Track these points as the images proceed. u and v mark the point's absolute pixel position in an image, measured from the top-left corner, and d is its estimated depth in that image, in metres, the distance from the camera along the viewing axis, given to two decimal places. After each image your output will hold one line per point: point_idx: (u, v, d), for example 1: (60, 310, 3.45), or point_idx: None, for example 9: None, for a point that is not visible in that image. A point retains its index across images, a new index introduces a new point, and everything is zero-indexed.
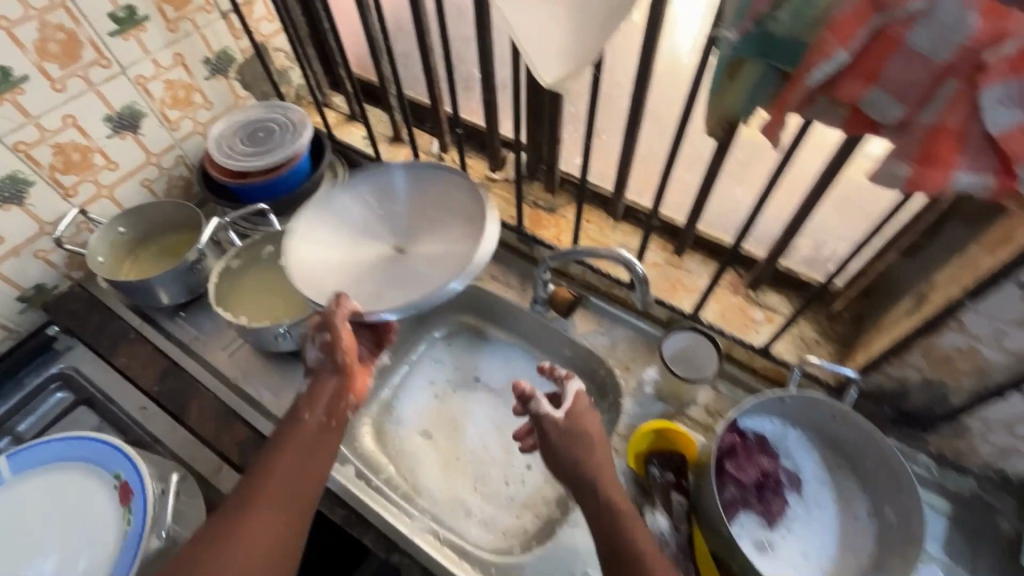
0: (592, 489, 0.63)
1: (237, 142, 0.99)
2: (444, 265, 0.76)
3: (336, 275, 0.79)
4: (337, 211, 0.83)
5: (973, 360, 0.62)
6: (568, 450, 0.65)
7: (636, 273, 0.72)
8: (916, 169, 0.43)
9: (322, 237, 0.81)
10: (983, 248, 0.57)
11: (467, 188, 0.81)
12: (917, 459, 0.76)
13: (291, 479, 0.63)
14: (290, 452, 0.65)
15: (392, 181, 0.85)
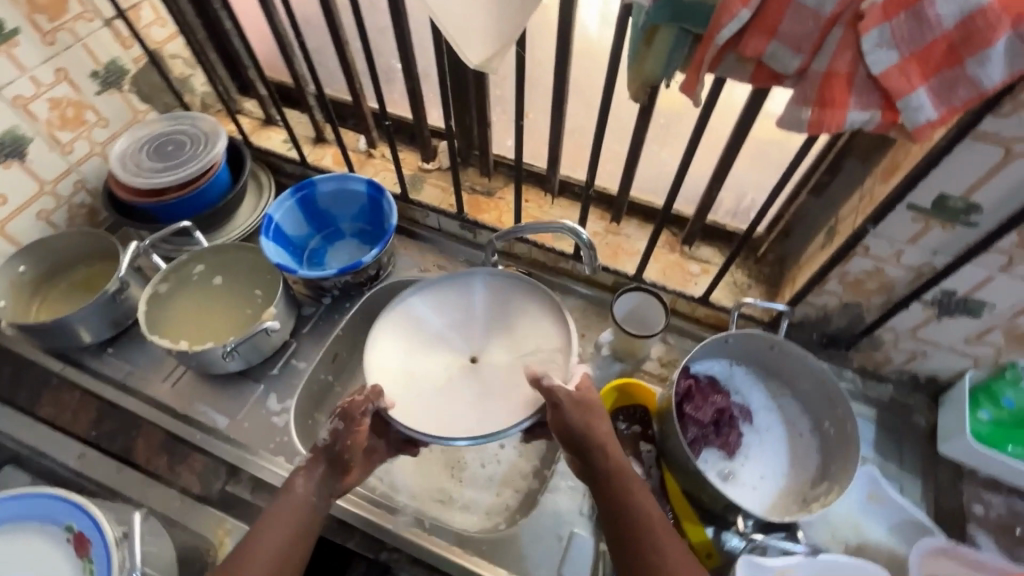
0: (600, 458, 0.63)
1: (142, 157, 0.92)
2: (512, 394, 0.71)
3: (408, 387, 0.73)
4: (414, 321, 0.77)
5: (879, 279, 0.71)
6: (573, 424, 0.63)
7: (581, 239, 0.74)
8: (815, 111, 0.48)
9: (394, 338, 0.76)
10: (876, 180, 0.64)
11: (549, 319, 0.76)
12: (843, 375, 0.85)
13: (287, 541, 0.62)
14: (284, 518, 0.63)
15: (473, 288, 0.80)
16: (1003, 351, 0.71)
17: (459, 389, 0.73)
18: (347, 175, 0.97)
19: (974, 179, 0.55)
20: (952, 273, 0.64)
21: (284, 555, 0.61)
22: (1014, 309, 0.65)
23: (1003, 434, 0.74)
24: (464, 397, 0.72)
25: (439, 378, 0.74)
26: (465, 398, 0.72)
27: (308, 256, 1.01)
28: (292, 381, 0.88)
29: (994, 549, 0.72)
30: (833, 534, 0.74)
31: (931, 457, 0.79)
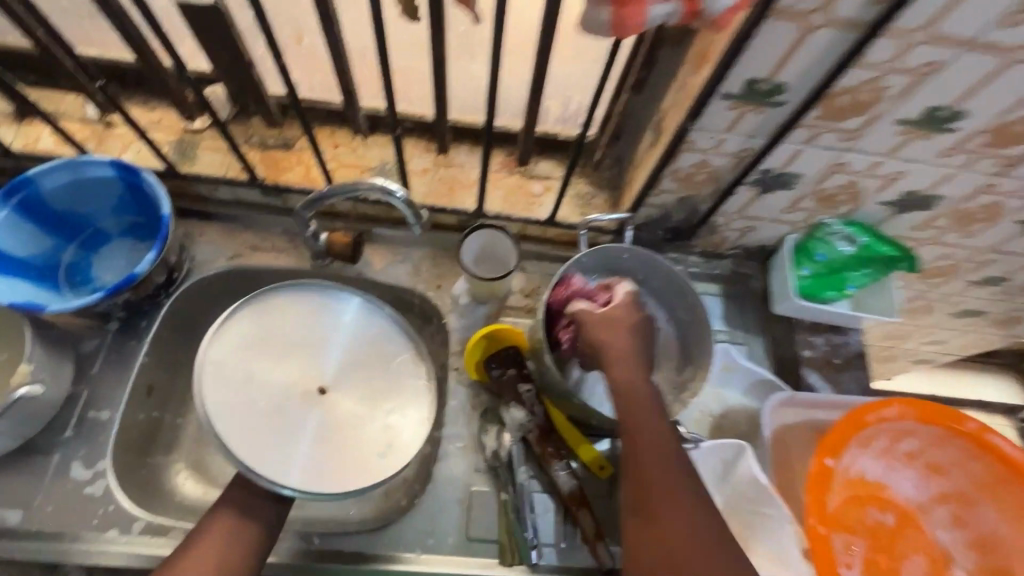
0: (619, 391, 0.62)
1: None
2: (349, 452, 0.63)
3: (237, 384, 0.63)
4: (264, 336, 0.67)
5: (706, 170, 0.70)
6: (609, 342, 0.64)
7: (397, 198, 0.63)
8: (614, 10, 0.41)
9: (246, 340, 0.65)
10: (690, 68, 0.60)
11: (426, 381, 0.70)
12: (689, 262, 0.89)
13: (234, 544, 0.59)
14: (223, 522, 0.60)
15: (347, 314, 0.70)
16: (814, 212, 0.77)
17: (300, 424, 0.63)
18: (79, 159, 0.72)
19: (777, 58, 0.53)
20: (767, 154, 0.65)
21: (236, 551, 0.59)
22: (819, 175, 0.69)
23: (821, 284, 0.81)
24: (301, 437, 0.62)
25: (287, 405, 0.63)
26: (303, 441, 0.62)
27: (66, 275, 0.77)
28: (98, 438, 0.70)
29: (822, 382, 0.83)
30: (702, 413, 0.80)
31: (768, 316, 0.87)
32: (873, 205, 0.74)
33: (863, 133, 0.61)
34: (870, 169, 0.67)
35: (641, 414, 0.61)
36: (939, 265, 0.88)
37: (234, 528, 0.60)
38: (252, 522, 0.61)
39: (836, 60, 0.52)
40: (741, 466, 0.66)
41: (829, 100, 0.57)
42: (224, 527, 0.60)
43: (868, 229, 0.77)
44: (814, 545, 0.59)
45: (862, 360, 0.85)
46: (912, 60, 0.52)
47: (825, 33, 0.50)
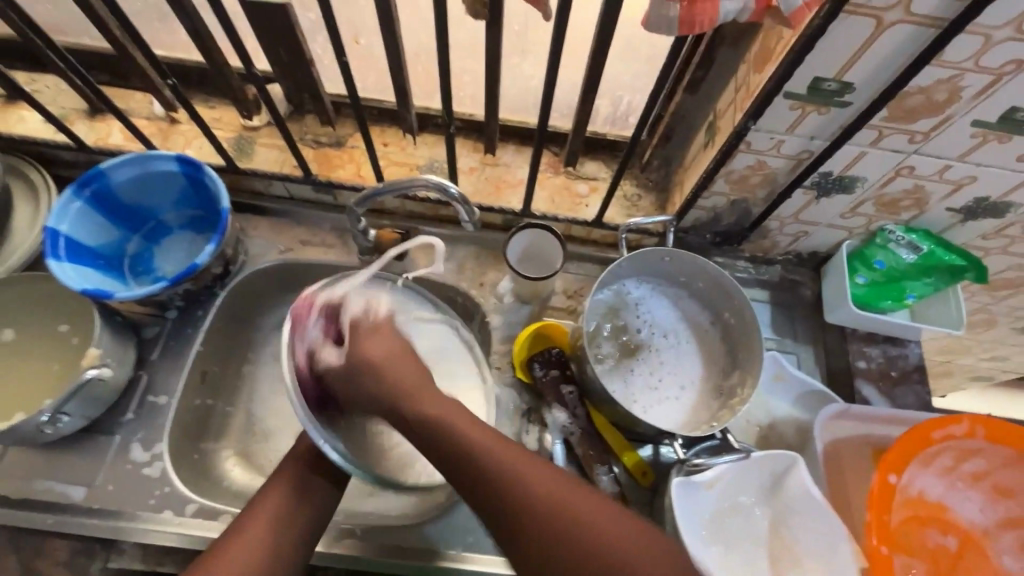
0: (494, 479, 0.50)
1: None
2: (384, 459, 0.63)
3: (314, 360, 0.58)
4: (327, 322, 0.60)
5: (762, 172, 0.68)
6: (457, 427, 0.52)
7: (451, 194, 0.63)
8: (684, 6, 0.40)
9: (336, 318, 0.61)
10: (751, 67, 0.59)
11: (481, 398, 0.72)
12: (737, 266, 0.87)
13: (295, 517, 0.59)
14: (278, 493, 0.60)
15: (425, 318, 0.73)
16: (873, 217, 0.74)
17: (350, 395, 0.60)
18: (148, 154, 0.75)
19: (848, 56, 0.51)
20: (829, 157, 0.62)
21: (296, 522, 0.59)
22: (882, 178, 0.66)
23: (877, 292, 0.78)
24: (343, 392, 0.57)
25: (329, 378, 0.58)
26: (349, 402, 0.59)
27: (130, 265, 0.81)
28: (156, 422, 0.73)
29: (877, 396, 0.80)
30: (749, 422, 0.78)
31: (820, 325, 0.84)
32: (938, 211, 0.71)
33: (934, 135, 0.59)
34: (939, 173, 0.64)
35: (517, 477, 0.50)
36: (1006, 277, 0.84)
37: (292, 505, 0.59)
38: (309, 500, 0.60)
39: (911, 57, 0.50)
40: (791, 479, 0.64)
41: (900, 99, 0.55)
42: (283, 500, 0.59)
43: (932, 237, 0.73)
44: (875, 566, 0.56)
45: (921, 374, 0.81)
46: (994, 58, 0.49)
47: (902, 29, 0.48)
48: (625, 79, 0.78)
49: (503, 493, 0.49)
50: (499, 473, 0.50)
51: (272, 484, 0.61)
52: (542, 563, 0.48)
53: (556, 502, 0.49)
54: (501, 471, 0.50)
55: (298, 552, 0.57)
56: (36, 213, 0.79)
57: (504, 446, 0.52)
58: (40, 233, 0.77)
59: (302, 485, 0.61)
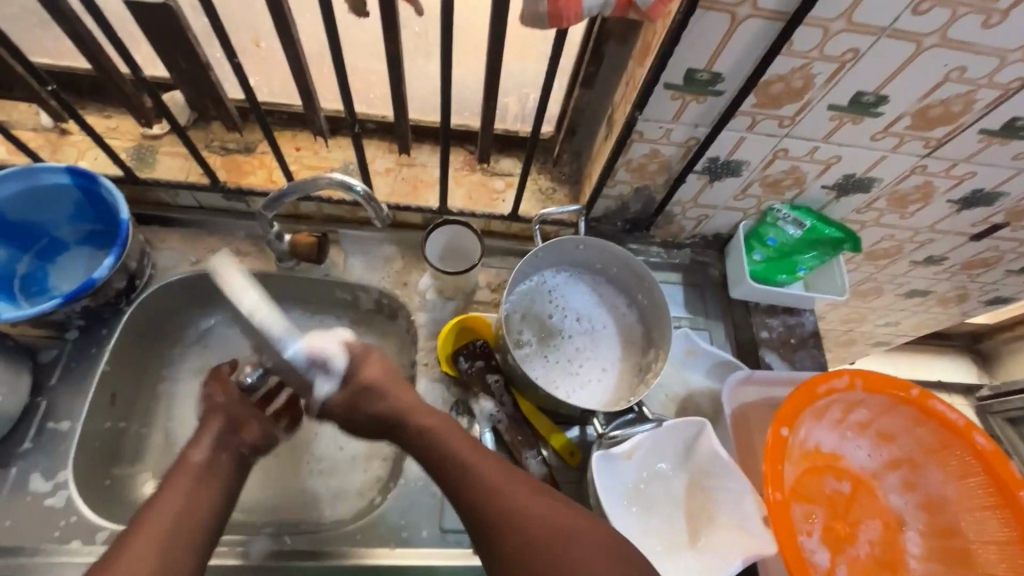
0: (459, 464, 0.59)
1: None
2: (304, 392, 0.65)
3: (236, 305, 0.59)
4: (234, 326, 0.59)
5: (658, 159, 0.73)
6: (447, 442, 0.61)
7: (357, 192, 0.64)
8: (550, 2, 0.43)
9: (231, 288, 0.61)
10: (635, 61, 0.63)
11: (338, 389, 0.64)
12: (650, 251, 0.92)
13: (203, 494, 0.58)
14: (179, 484, 0.57)
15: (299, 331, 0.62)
16: (762, 198, 0.81)
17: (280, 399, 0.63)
18: (34, 167, 0.71)
19: (712, 49, 0.56)
20: (712, 142, 0.68)
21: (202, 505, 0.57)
22: (763, 161, 0.73)
23: (773, 268, 0.86)
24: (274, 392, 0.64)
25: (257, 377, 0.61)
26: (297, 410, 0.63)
27: (22, 286, 0.76)
28: (58, 449, 0.69)
29: (779, 361, 0.87)
30: (667, 396, 0.83)
31: (727, 301, 0.91)
32: (816, 189, 0.78)
33: (799, 119, 0.65)
34: (810, 154, 0.71)
35: (484, 473, 0.58)
36: (883, 246, 0.93)
37: (194, 484, 0.58)
38: (209, 480, 0.59)
39: (765, 48, 0.55)
40: (702, 444, 0.69)
41: (764, 87, 0.60)
42: (189, 482, 0.58)
43: (813, 213, 0.81)
44: (773, 513, 0.61)
45: (816, 339, 0.88)
46: (835, 47, 0.56)
47: (754, 23, 0.53)
48: None
49: (468, 476, 0.58)
50: (474, 466, 0.59)
51: (164, 483, 0.58)
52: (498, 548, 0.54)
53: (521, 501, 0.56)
54: (465, 464, 0.59)
55: (204, 524, 0.56)
56: None
57: (478, 453, 0.60)
58: None
59: (206, 468, 0.60)
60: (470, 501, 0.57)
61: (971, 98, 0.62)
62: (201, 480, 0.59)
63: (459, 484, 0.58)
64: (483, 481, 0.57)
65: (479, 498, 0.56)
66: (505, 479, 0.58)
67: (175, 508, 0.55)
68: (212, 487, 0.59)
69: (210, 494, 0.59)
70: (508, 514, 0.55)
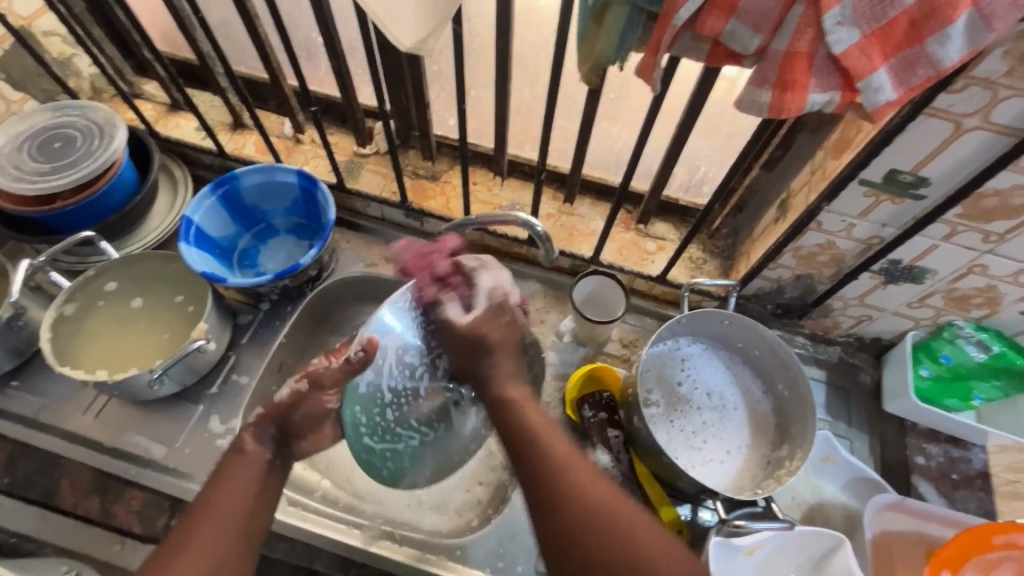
0: (530, 440, 0.53)
1: (41, 162, 0.81)
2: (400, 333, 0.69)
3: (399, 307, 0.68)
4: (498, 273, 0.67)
5: (830, 252, 0.71)
6: (523, 413, 0.56)
7: (536, 231, 0.69)
8: (775, 94, 0.45)
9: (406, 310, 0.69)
10: (828, 153, 0.63)
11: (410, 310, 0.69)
12: (795, 341, 0.88)
13: (244, 506, 0.53)
14: (234, 480, 0.54)
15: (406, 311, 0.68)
16: (942, 311, 0.74)
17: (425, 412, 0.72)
18: (275, 166, 0.86)
19: (925, 154, 0.55)
20: (899, 244, 0.65)
21: (247, 508, 0.53)
22: (954, 273, 0.68)
23: (941, 389, 0.78)
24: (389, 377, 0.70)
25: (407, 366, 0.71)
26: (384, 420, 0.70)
27: (239, 258, 0.92)
28: (233, 399, 0.81)
29: (934, 495, 0.77)
30: (794, 499, 0.76)
31: (877, 413, 0.83)
32: (1012, 315, 0.71)
33: (1009, 238, 0.60)
34: (1013, 276, 0.65)
35: (554, 466, 0.51)
36: None
37: (247, 482, 0.54)
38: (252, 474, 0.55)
39: (986, 162, 0.53)
40: (837, 561, 0.64)
41: (975, 199, 0.57)
42: (230, 494, 0.53)
43: (1005, 339, 0.73)
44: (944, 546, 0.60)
45: (984, 482, 0.78)
46: None
47: (979, 134, 0.52)
48: (706, 155, 0.83)
49: (545, 476, 0.50)
50: (558, 464, 0.51)
51: (218, 480, 0.54)
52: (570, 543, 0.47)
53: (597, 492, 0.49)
54: (539, 435, 0.53)
55: (252, 528, 0.53)
56: (172, 202, 0.92)
57: (569, 448, 0.53)
58: (175, 219, 0.90)
59: (237, 476, 0.54)
60: (535, 498, 0.50)
61: None
62: (245, 486, 0.54)
63: (528, 472, 0.51)
64: (559, 472, 0.50)
65: (547, 498, 0.49)
66: (584, 481, 0.50)
67: (233, 512, 0.52)
68: (246, 502, 0.53)
69: (248, 493, 0.54)
70: (582, 509, 0.48)
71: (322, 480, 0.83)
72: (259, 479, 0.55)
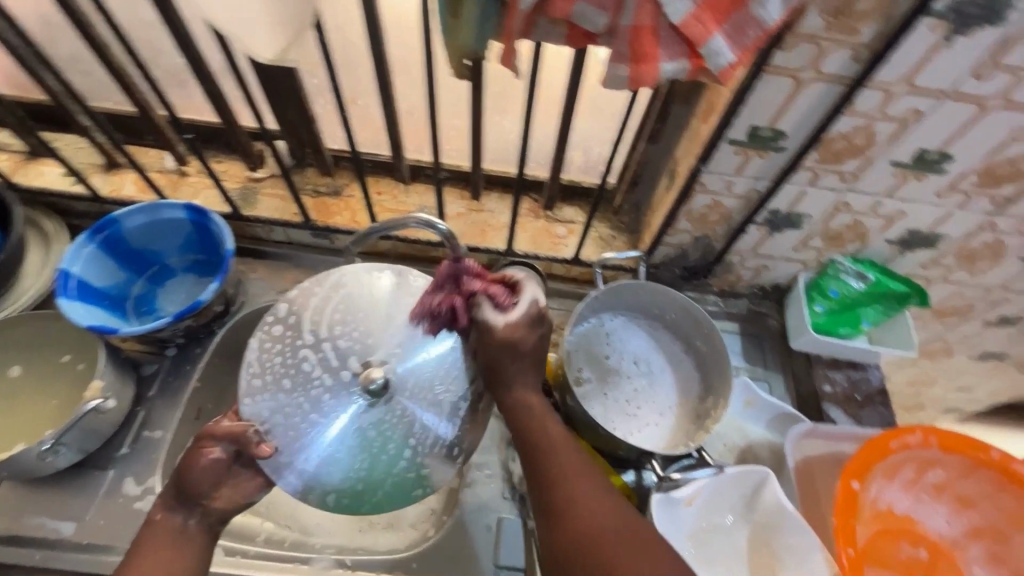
0: (535, 454, 0.59)
1: None
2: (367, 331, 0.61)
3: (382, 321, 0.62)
4: (349, 288, 0.64)
5: (719, 211, 0.77)
6: (539, 426, 0.59)
7: (440, 230, 0.69)
8: (632, 67, 0.48)
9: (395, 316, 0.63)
10: (699, 119, 0.68)
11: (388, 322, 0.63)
12: (706, 299, 0.93)
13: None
14: (151, 549, 0.54)
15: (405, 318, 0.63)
16: (823, 250, 0.82)
17: (378, 446, 0.58)
18: (159, 203, 0.81)
19: (777, 109, 0.60)
20: (774, 195, 0.71)
21: None
22: (825, 214, 0.75)
23: (835, 320, 0.85)
24: (316, 448, 0.57)
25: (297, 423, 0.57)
26: (352, 475, 0.57)
27: (134, 306, 0.85)
28: (148, 456, 0.75)
29: (844, 417, 0.85)
30: (726, 445, 0.81)
31: (787, 353, 0.90)
32: (879, 244, 0.79)
33: (861, 175, 0.67)
34: (872, 209, 0.73)
35: (566, 488, 0.56)
36: (953, 305, 0.91)
37: (169, 547, 0.54)
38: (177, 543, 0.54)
39: (827, 109, 0.59)
40: (767, 493, 0.68)
41: (827, 144, 0.63)
42: (149, 561, 0.53)
43: (878, 267, 0.81)
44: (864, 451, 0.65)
45: (883, 397, 0.86)
46: (897, 108, 0.58)
47: (817, 85, 0.57)
48: (596, 136, 0.86)
49: (550, 478, 0.57)
50: (564, 480, 0.56)
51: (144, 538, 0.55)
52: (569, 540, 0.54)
53: (586, 499, 0.55)
54: (548, 448, 0.58)
55: None
56: (47, 259, 0.84)
57: (577, 462, 0.58)
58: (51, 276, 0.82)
59: (164, 541, 0.54)
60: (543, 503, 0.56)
61: None
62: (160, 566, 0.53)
63: (541, 480, 0.57)
64: (570, 503, 0.55)
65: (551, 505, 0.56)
66: (591, 513, 0.54)
67: None
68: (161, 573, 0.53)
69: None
70: (579, 521, 0.54)
71: (264, 523, 0.79)
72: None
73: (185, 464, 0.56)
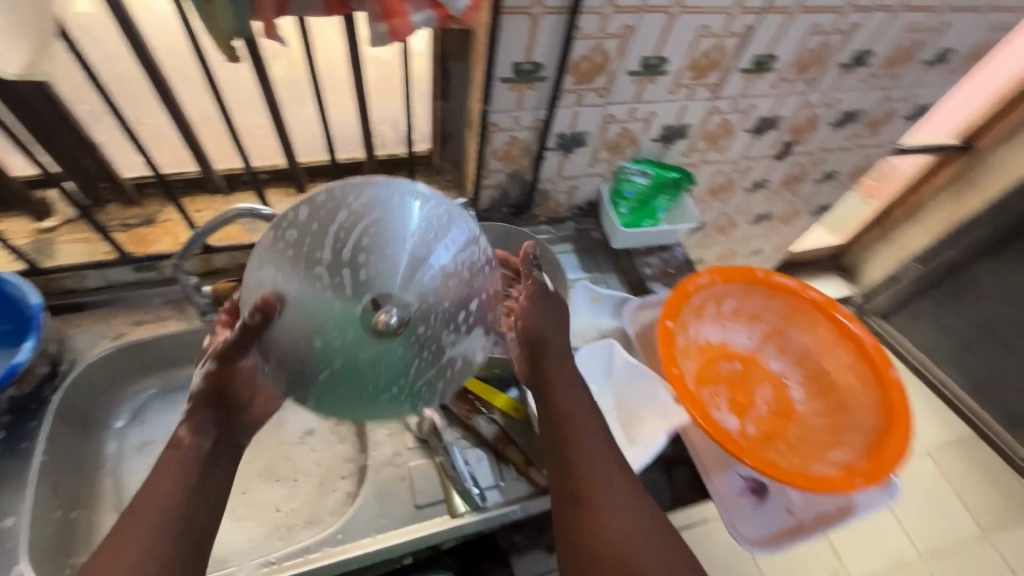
0: (563, 445, 0.62)
1: None
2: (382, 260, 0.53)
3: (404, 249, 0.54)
4: (394, 204, 0.54)
5: (518, 145, 0.88)
6: (567, 422, 0.63)
7: (265, 215, 0.69)
8: (387, 22, 0.56)
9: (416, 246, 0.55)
10: (474, 68, 0.78)
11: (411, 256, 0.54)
12: (539, 229, 1.06)
13: (190, 495, 0.52)
14: (176, 469, 0.53)
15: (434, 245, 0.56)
16: (611, 160, 0.98)
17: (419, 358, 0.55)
18: None
19: (527, 43, 0.72)
20: (554, 119, 0.84)
21: (197, 499, 0.52)
22: (600, 128, 0.90)
23: (639, 216, 1.01)
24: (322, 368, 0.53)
25: (318, 354, 0.52)
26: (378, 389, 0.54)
27: None
28: (5, 548, 0.67)
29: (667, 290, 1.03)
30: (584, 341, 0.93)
31: (613, 254, 1.06)
32: (648, 143, 0.97)
33: (611, 88, 0.83)
34: (631, 115, 0.89)
35: (586, 477, 0.59)
36: (718, 182, 1.14)
37: (196, 466, 0.54)
38: (203, 461, 0.54)
39: (563, 35, 0.72)
40: (618, 356, 0.84)
41: (576, 66, 0.77)
42: (178, 480, 0.53)
43: (653, 163, 0.98)
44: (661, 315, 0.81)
45: (690, 265, 1.06)
46: (612, 25, 0.73)
47: (548, 18, 0.70)
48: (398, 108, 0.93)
49: (577, 466, 0.60)
50: (593, 471, 0.60)
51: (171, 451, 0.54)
52: (585, 521, 0.57)
53: (611, 490, 0.59)
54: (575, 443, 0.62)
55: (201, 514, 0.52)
56: None
57: (607, 455, 0.62)
58: None
59: (189, 459, 0.54)
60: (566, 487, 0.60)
61: (722, 46, 0.82)
62: (194, 479, 0.53)
63: (562, 467, 0.61)
64: (590, 483, 0.59)
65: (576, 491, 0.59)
66: (615, 512, 0.57)
67: (177, 498, 0.52)
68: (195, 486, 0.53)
69: (180, 517, 0.51)
70: (599, 509, 0.57)
71: None
72: (209, 489, 0.54)
73: (219, 377, 0.55)
